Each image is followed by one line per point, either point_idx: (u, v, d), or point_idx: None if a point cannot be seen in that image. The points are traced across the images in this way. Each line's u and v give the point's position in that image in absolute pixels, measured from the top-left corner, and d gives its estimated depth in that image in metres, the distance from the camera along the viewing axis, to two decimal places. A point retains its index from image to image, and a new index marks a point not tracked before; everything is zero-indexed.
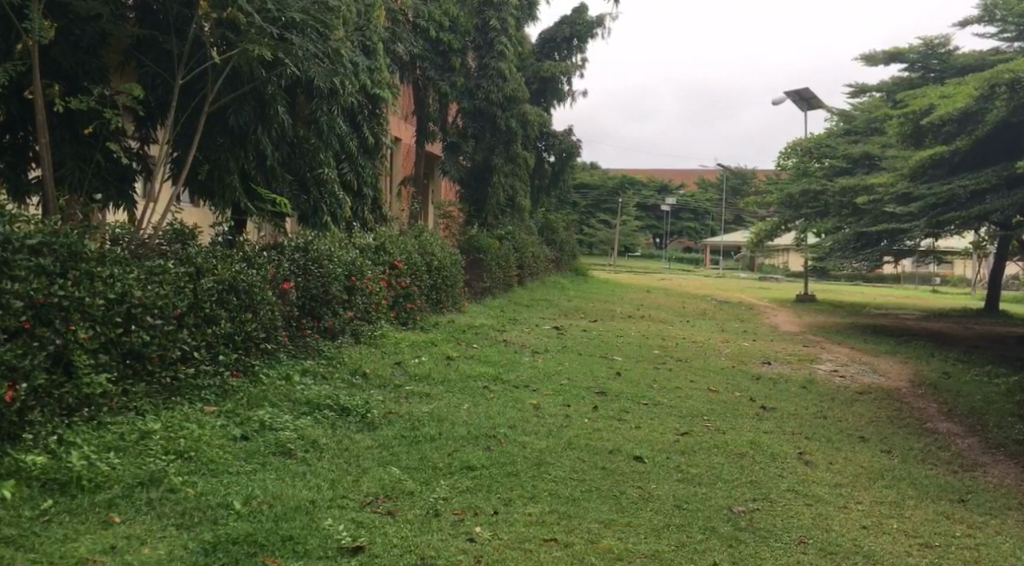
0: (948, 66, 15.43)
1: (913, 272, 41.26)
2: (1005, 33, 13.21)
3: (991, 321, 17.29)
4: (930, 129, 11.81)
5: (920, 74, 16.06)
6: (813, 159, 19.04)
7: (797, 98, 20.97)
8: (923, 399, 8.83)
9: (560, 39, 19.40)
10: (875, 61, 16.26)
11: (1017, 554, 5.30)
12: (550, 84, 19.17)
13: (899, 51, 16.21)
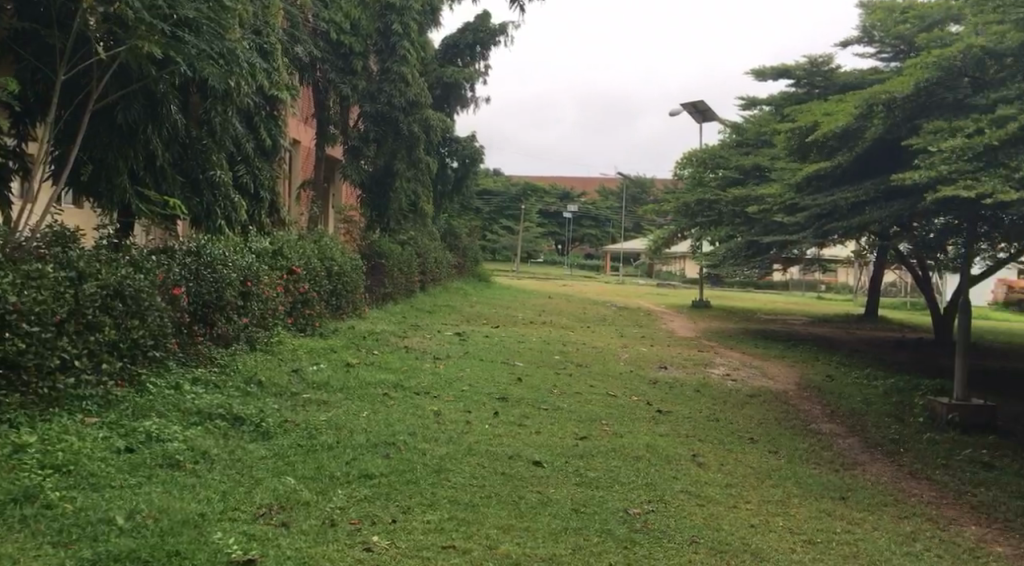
0: (831, 84, 16.11)
1: (799, 280, 42.96)
2: (883, 53, 13.84)
3: (872, 327, 18.23)
4: (814, 145, 12.20)
5: (806, 90, 16.71)
6: (708, 169, 19.67)
7: (693, 110, 21.54)
8: (808, 401, 9.23)
9: (462, 46, 19.45)
10: (764, 77, 16.87)
11: (891, 549, 5.63)
12: (453, 90, 19.17)
13: (786, 67, 16.85)
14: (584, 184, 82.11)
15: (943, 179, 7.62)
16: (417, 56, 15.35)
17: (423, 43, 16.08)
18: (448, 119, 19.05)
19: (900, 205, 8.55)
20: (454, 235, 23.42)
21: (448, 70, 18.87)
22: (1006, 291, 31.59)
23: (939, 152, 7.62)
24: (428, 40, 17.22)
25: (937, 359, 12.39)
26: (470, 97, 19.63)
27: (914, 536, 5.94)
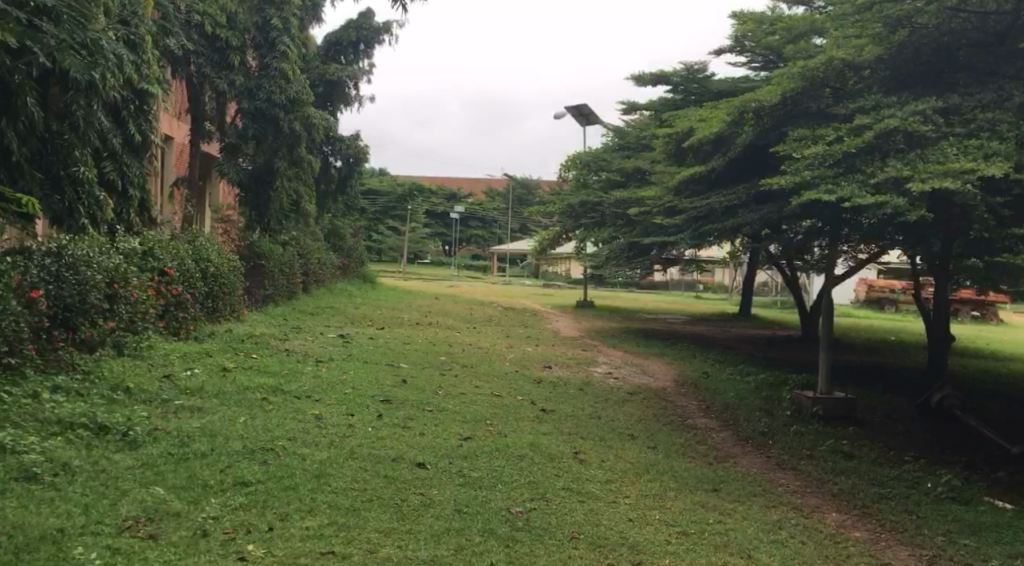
0: (706, 91, 16.67)
1: (677, 280, 44.45)
2: (754, 62, 14.41)
3: (746, 325, 19.08)
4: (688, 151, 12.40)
5: (682, 97, 17.23)
6: (592, 171, 20.07)
7: (577, 113, 21.91)
8: (685, 397, 9.55)
9: (345, 43, 19.20)
10: (643, 82, 17.30)
11: (759, 538, 5.90)
12: (336, 87, 18.86)
13: (664, 73, 17.36)
14: (473, 184, 82.28)
15: (807, 184, 8.02)
16: (297, 52, 15.01)
17: (304, 39, 15.75)
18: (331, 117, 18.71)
19: (770, 208, 8.94)
20: (337, 236, 22.94)
21: (331, 68, 18.52)
22: (864, 289, 33.57)
23: (804, 158, 8.04)
24: (309, 36, 16.87)
25: (805, 355, 13.06)
26: (353, 95, 19.37)
27: (780, 524, 6.25)
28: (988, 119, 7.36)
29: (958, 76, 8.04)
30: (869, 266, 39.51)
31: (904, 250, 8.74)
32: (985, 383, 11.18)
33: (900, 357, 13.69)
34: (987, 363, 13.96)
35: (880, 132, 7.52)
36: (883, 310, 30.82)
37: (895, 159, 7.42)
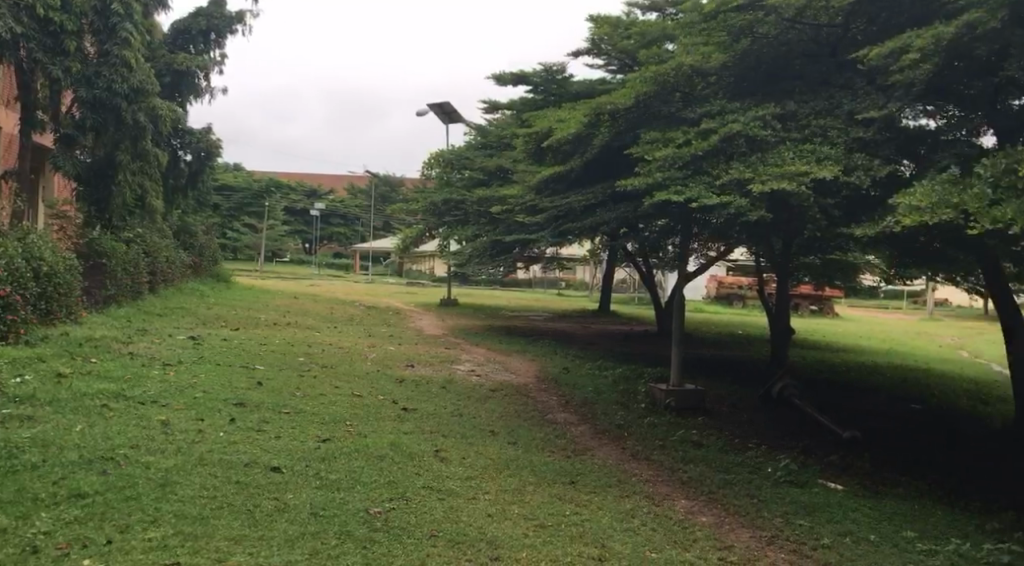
0: (564, 92, 16.91)
1: (539, 277, 45.29)
2: (610, 65, 14.85)
3: (606, 321, 19.70)
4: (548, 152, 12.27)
5: (542, 97, 17.43)
6: (454, 169, 20.14)
7: (439, 111, 21.92)
8: (545, 392, 9.72)
9: (195, 32, 18.50)
10: (504, 81, 17.49)
11: (614, 527, 6.08)
12: (185, 77, 18.09)
13: (524, 73, 17.54)
14: (336, 180, 80.72)
15: (659, 185, 8.39)
16: (141, 40, 14.26)
17: (149, 26, 15.01)
18: (180, 109, 17.87)
19: (625, 207, 9.24)
20: (187, 233, 21.91)
21: (179, 57, 17.73)
22: (714, 285, 35.23)
23: (656, 160, 8.38)
24: (156, 23, 16.08)
25: (660, 350, 13.58)
26: (204, 87, 18.63)
27: (633, 512, 6.46)
28: (820, 125, 7.97)
29: (795, 83, 8.58)
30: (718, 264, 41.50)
31: (749, 249, 9.23)
32: (822, 373, 11.98)
33: (748, 350, 14.46)
34: (824, 354, 14.97)
35: (724, 136, 7.97)
36: (730, 306, 32.50)
37: (739, 161, 7.88)
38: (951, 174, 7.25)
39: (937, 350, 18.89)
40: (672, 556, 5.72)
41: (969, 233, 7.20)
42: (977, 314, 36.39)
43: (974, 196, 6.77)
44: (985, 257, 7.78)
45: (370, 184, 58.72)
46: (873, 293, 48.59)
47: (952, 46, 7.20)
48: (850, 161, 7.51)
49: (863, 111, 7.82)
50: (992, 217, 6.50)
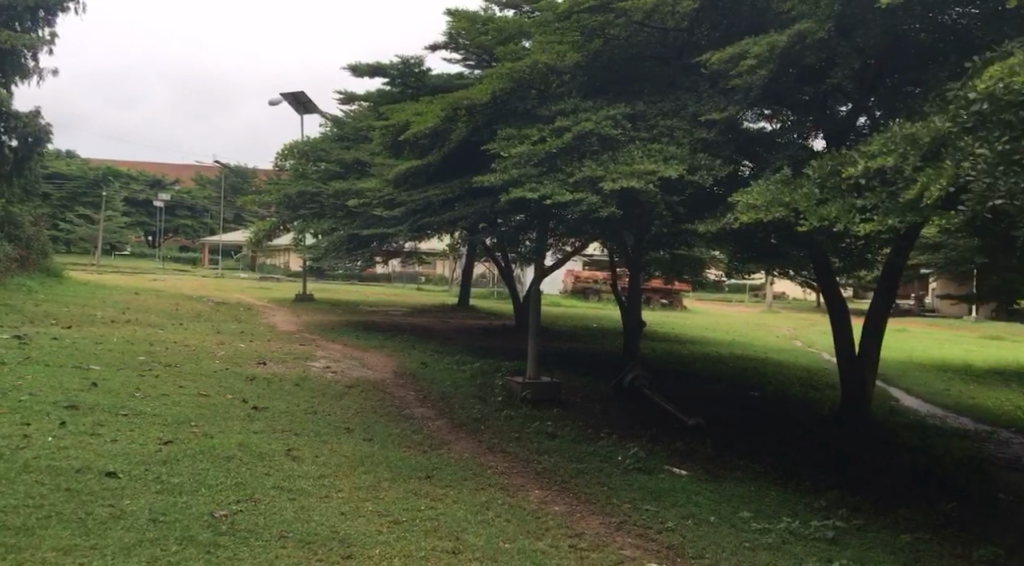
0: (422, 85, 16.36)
1: (398, 272, 44.97)
2: (469, 60, 14.83)
3: (465, 315, 19.84)
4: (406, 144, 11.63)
5: (399, 89, 16.79)
6: (309, 161, 19.65)
7: (293, 100, 21.33)
8: (402, 388, 9.66)
9: (20, 9, 17.28)
10: (360, 73, 17.22)
11: (468, 520, 6.11)
12: (9, 56, 16.81)
13: (380, 65, 17.04)
14: (184, 168, 77.02)
15: (515, 182, 8.50)
16: None
17: None
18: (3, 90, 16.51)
19: (483, 203, 9.31)
20: (12, 224, 20.25)
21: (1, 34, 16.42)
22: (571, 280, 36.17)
23: (511, 156, 8.48)
24: None
25: (518, 344, 13.77)
26: (32, 67, 17.35)
27: (488, 505, 6.52)
28: (667, 125, 8.32)
29: (644, 85, 8.91)
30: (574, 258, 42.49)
31: (602, 244, 9.49)
32: (670, 363, 12.51)
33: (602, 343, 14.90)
34: (673, 346, 15.64)
35: (577, 134, 8.18)
36: (586, 301, 33.38)
37: (592, 160, 8.11)
38: (784, 174, 7.75)
39: (774, 340, 20.15)
40: (525, 545, 5.81)
41: (799, 230, 7.71)
42: (809, 306, 39.08)
43: (803, 196, 7.41)
44: (814, 252, 8.34)
45: (222, 174, 56.37)
46: (717, 287, 51.20)
47: (785, 54, 7.70)
48: (694, 161, 7.88)
49: (706, 113, 8.24)
50: (821, 215, 7.14)
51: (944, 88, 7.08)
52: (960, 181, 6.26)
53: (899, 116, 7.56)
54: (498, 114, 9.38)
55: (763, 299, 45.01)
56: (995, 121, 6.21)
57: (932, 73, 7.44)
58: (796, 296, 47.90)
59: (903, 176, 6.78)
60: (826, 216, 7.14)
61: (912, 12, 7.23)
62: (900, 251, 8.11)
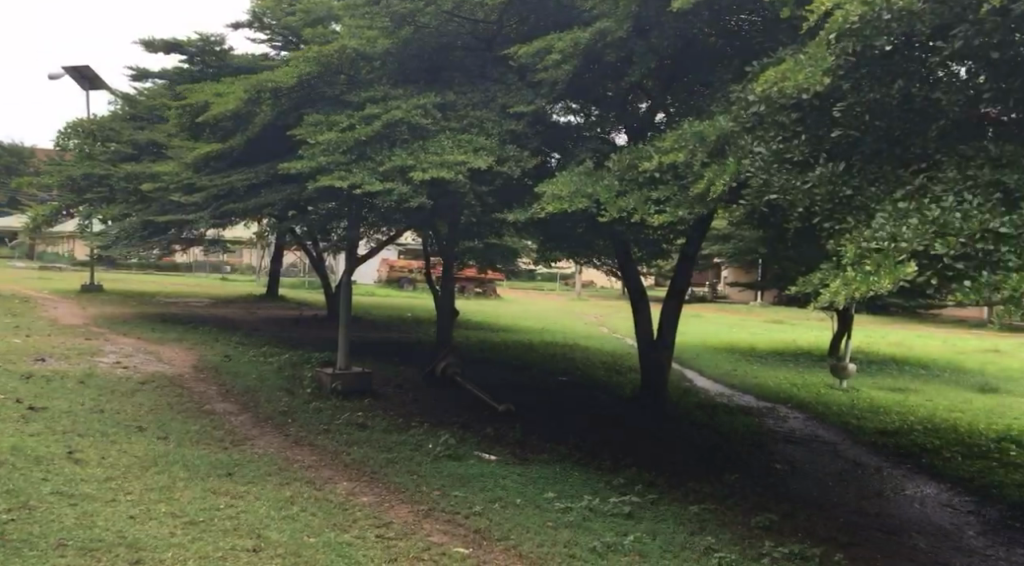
0: (224, 66, 15.58)
1: (201, 261, 42.87)
2: (275, 41, 14.21)
3: (273, 307, 19.28)
4: (207, 125, 11.04)
5: (199, 68, 15.90)
6: (96, 141, 18.24)
7: (77, 74, 19.70)
8: (202, 382, 9.22)
9: None
10: (153, 48, 16.17)
11: (271, 515, 5.93)
12: None
13: (177, 41, 16.05)
14: None
15: (322, 169, 8.31)
16: None
17: None
18: None
19: (290, 190, 9.04)
20: None
21: None
22: (385, 269, 36.51)
23: (319, 143, 8.31)
24: None
25: (331, 335, 13.53)
26: None
27: (293, 499, 6.35)
28: (477, 116, 8.43)
29: (454, 75, 9.00)
30: (389, 247, 42.18)
31: (414, 233, 9.48)
32: (484, 352, 12.76)
33: (417, 333, 14.95)
34: (489, 335, 15.94)
35: (387, 122, 8.13)
36: (403, 291, 33.31)
37: (401, 148, 8.08)
38: (587, 167, 8.08)
39: (584, 328, 21.02)
40: (329, 538, 5.68)
41: (600, 220, 8.07)
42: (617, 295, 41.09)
43: (604, 187, 7.70)
44: (616, 242, 8.75)
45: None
46: (531, 276, 52.71)
47: (589, 50, 8.00)
48: (503, 152, 8.03)
49: (514, 105, 8.43)
50: (619, 206, 7.51)
51: (728, 90, 7.62)
52: (741, 177, 6.78)
53: (690, 114, 8.06)
54: (305, 98, 9.30)
55: (573, 288, 46.83)
56: (771, 121, 6.67)
57: (719, 75, 8.00)
58: (602, 285, 50.34)
59: (692, 171, 7.24)
60: (624, 207, 7.52)
61: (702, 16, 7.71)
62: (693, 241, 8.70)
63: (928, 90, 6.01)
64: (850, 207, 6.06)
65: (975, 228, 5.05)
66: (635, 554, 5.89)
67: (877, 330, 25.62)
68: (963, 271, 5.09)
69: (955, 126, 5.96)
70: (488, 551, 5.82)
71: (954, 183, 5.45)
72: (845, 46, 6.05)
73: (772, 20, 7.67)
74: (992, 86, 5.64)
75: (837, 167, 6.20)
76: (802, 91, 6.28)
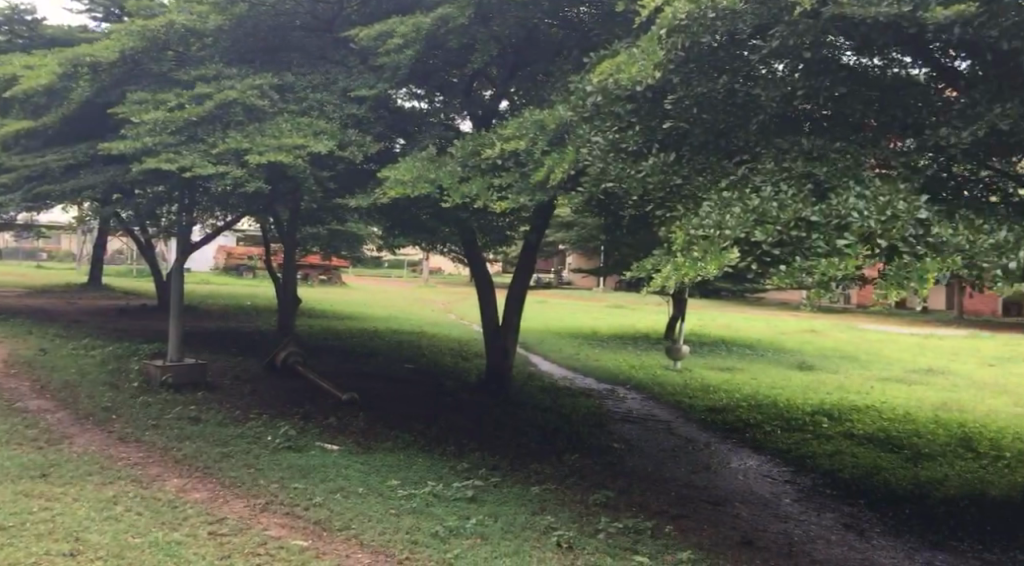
0: (37, 37, 14.48)
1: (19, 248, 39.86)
2: (95, 13, 13.34)
3: (98, 297, 18.24)
4: (15, 102, 10.23)
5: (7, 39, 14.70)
6: None
7: None
8: (15, 379, 8.61)
9: None
10: None
11: (91, 517, 5.59)
12: None
13: None
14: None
15: (149, 151, 7.89)
16: None
17: None
18: None
19: (112, 173, 8.56)
20: None
21: None
22: (223, 258, 35.57)
23: (144, 123, 7.89)
24: None
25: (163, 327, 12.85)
26: None
27: (116, 499, 6.00)
28: (316, 99, 8.25)
29: (292, 56, 8.80)
30: (228, 234, 40.41)
31: (251, 219, 9.22)
32: (329, 342, 12.52)
33: (258, 323, 14.56)
34: (334, 324, 15.70)
35: (220, 102, 7.82)
36: (245, 280, 32.05)
37: (235, 130, 7.78)
38: (430, 152, 8.03)
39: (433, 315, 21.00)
40: (157, 538, 5.38)
41: (442, 206, 8.05)
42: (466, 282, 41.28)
43: (447, 172, 7.66)
44: (461, 228, 8.78)
45: None
46: (380, 264, 52.07)
47: (431, 36, 7.95)
48: (344, 137, 7.84)
49: (356, 89, 8.28)
50: (463, 192, 7.44)
51: (567, 80, 7.79)
52: (580, 164, 6.80)
53: (531, 104, 8.18)
54: (129, 74, 8.83)
55: (421, 275, 46.79)
56: (607, 112, 6.71)
57: (558, 65, 8.18)
58: (452, 271, 50.74)
59: (533, 159, 7.28)
60: (468, 193, 7.47)
61: (542, 6, 7.83)
62: (535, 230, 8.86)
63: (750, 86, 6.28)
64: (681, 195, 6.31)
65: (789, 217, 5.19)
66: (476, 536, 5.88)
67: (708, 313, 27.11)
68: (779, 256, 5.29)
69: (774, 121, 6.26)
70: (327, 542, 5.65)
71: (773, 174, 5.66)
72: (676, 42, 6.13)
73: (608, 13, 7.90)
74: (805, 84, 5.96)
75: (668, 157, 6.34)
76: (635, 83, 6.32)
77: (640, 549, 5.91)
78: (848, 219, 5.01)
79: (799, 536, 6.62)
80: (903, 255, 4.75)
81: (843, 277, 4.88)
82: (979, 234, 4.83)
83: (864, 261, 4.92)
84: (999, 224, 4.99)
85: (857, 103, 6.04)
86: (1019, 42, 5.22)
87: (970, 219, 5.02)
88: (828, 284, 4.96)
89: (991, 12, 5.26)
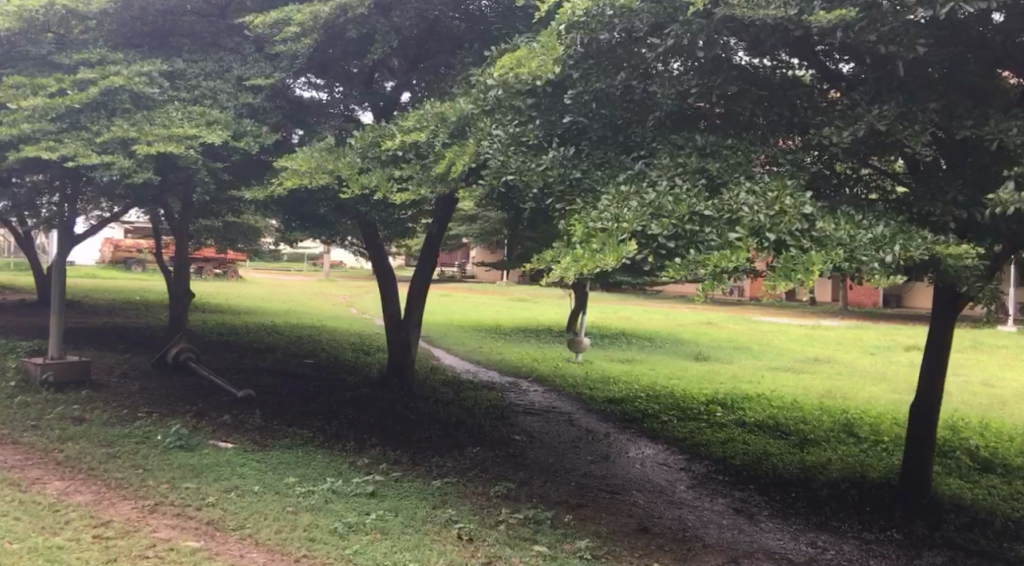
0: None
1: None
2: None
3: None
4: None
5: None
6: None
7: None
8: None
9: None
10: None
11: None
12: None
13: None
14: None
15: (25, 139, 7.52)
16: None
17: None
18: None
19: None
20: None
21: None
22: (111, 250, 34.16)
23: (21, 108, 7.50)
24: None
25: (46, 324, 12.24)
26: None
27: None
28: (209, 87, 8.01)
29: (182, 41, 8.56)
30: (119, 226, 38.75)
31: (139, 210, 8.90)
32: (225, 338, 12.19)
33: (148, 319, 14.07)
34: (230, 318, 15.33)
35: (103, 89, 7.50)
36: (138, 274, 30.77)
37: (121, 118, 7.49)
38: (328, 143, 7.88)
39: (336, 309, 20.71)
40: (36, 543, 5.13)
41: (342, 198, 7.89)
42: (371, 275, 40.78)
43: (346, 164, 7.51)
44: (361, 221, 8.67)
45: None
46: (281, 257, 50.95)
47: (329, 25, 7.82)
48: (238, 128, 7.62)
49: (251, 78, 8.08)
50: (362, 183, 7.30)
51: (467, 72, 7.78)
52: (480, 158, 6.66)
53: (432, 95, 8.14)
54: (5, 57, 8.35)
55: (322, 269, 46.08)
56: (508, 106, 6.84)
57: (459, 58, 8.16)
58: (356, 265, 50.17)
59: (434, 151, 7.23)
60: (367, 184, 7.32)
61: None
62: (436, 222, 8.81)
63: (647, 84, 6.34)
64: (580, 189, 6.17)
65: (684, 211, 5.30)
66: (376, 532, 5.80)
67: (610, 306, 27.62)
68: (674, 250, 5.31)
69: (670, 118, 6.31)
70: (221, 543, 5.49)
71: (669, 169, 5.74)
72: (574, 37, 6.33)
73: (508, 8, 7.99)
74: (698, 81, 6.07)
75: (568, 151, 6.35)
76: (535, 78, 6.59)
77: (539, 539, 5.98)
78: (739, 212, 5.15)
79: (693, 522, 6.81)
80: (790, 248, 4.90)
81: (734, 269, 4.88)
82: (859, 229, 5.05)
83: (754, 254, 4.98)
84: (876, 220, 5.23)
85: (748, 102, 6.03)
86: (895, 47, 5.41)
87: (851, 216, 5.22)
88: (721, 277, 4.92)
89: (871, 18, 5.42)
